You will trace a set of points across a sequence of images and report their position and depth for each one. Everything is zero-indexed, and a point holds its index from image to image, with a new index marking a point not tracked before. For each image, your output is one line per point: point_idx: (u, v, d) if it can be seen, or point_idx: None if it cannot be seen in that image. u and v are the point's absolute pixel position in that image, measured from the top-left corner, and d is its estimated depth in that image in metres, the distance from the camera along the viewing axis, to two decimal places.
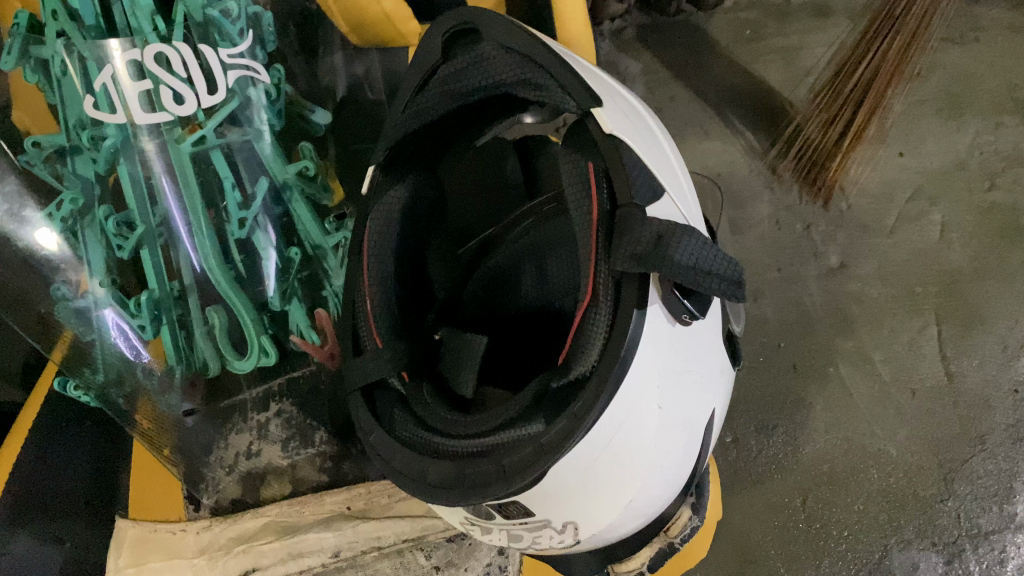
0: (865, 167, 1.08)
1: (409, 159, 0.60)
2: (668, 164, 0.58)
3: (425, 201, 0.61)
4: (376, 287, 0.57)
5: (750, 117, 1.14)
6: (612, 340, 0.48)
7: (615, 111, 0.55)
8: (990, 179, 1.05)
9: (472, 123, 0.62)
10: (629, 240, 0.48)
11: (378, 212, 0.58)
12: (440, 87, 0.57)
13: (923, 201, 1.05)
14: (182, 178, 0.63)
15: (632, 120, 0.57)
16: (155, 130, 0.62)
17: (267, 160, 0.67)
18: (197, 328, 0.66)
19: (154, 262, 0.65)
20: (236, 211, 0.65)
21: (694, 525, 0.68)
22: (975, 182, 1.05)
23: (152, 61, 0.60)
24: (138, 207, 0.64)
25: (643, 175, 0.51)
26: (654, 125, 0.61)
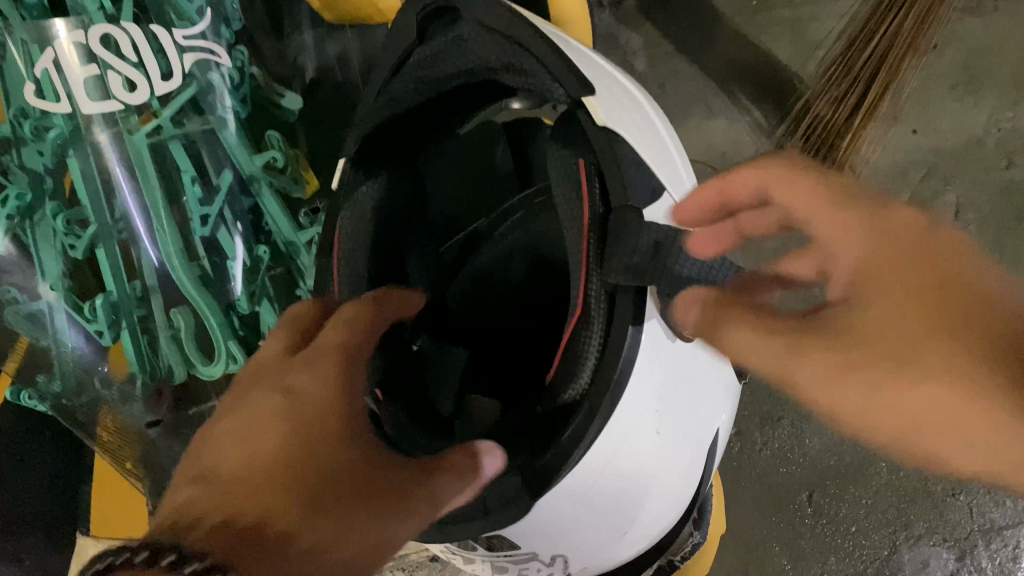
0: (877, 147, 0.97)
1: (383, 152, 0.54)
2: (667, 157, 0.52)
3: (404, 196, 0.55)
4: (346, 291, 0.51)
5: (756, 92, 1.03)
6: (605, 362, 0.43)
7: (609, 99, 0.49)
8: (1009, 157, 0.95)
9: (453, 112, 0.56)
10: (623, 248, 0.43)
11: (350, 210, 0.52)
12: (417, 73, 0.52)
13: (937, 181, 0.96)
14: (140, 171, 0.58)
15: (628, 110, 0.51)
16: (108, 119, 0.57)
17: (233, 150, 0.63)
18: (161, 333, 0.60)
19: (111, 262, 0.59)
20: (198, 207, 0.60)
21: (695, 541, 0.63)
22: (991, 161, 0.95)
23: (100, 45, 0.56)
24: (91, 203, 0.58)
25: (641, 175, 0.46)
26: (654, 116, 0.55)
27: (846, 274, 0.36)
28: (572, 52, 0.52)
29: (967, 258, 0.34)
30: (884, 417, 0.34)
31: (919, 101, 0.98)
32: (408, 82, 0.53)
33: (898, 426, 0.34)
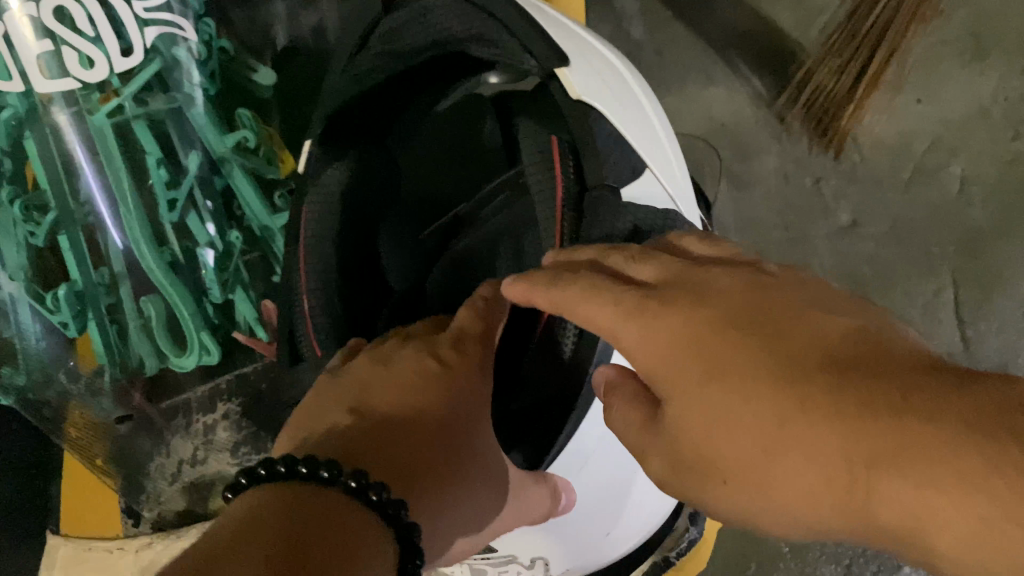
0: (879, 116, 0.80)
1: (353, 132, 0.51)
2: (652, 133, 0.50)
3: (375, 178, 0.52)
4: (314, 283, 0.48)
5: (755, 55, 0.85)
6: (582, 347, 0.42)
7: (589, 72, 0.46)
8: (1018, 126, 0.77)
9: (428, 88, 0.53)
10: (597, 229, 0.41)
11: (316, 195, 0.49)
12: (383, 46, 0.50)
13: (942, 152, 0.78)
14: (103, 153, 0.55)
15: (612, 85, 0.48)
16: (67, 97, 0.54)
17: (201, 130, 0.59)
18: (130, 323, 0.57)
19: (76, 248, 0.56)
20: (165, 192, 0.57)
21: (691, 538, 0.61)
22: (997, 130, 0.78)
23: (52, 18, 0.51)
24: (51, 187, 0.55)
25: (618, 152, 0.44)
26: (641, 91, 0.52)
27: (650, 377, 0.32)
28: (546, 20, 0.49)
29: (794, 319, 0.29)
30: (731, 506, 0.30)
31: (944, 61, 0.79)
32: (374, 56, 0.50)
33: (736, 510, 0.30)
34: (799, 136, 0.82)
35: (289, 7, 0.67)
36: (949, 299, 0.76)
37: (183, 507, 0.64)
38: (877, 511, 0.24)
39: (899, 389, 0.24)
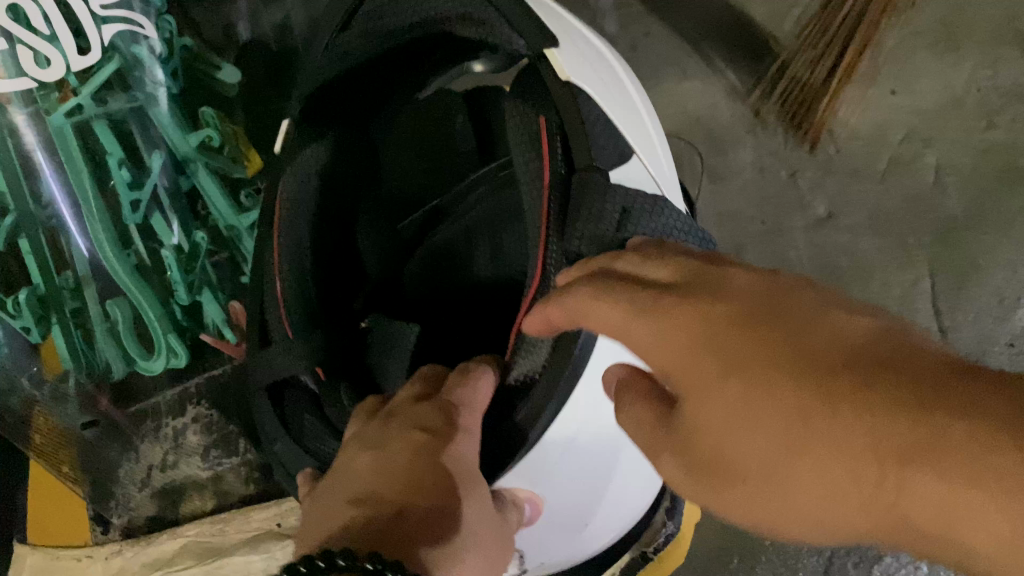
0: (855, 108, 0.80)
1: (329, 111, 0.50)
2: (641, 121, 0.46)
3: (352, 162, 0.51)
4: (287, 262, 0.47)
5: (732, 48, 0.85)
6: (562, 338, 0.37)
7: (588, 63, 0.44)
8: (989, 116, 0.77)
9: (408, 74, 0.52)
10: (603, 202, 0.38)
11: (291, 172, 0.49)
12: (364, 27, 0.48)
13: (916, 143, 0.78)
14: (63, 154, 0.53)
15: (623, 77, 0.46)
16: (23, 98, 0.52)
17: (164, 129, 0.58)
18: (97, 326, 0.58)
19: (37, 252, 0.55)
20: (128, 193, 0.56)
21: (670, 532, 0.61)
22: (969, 120, 0.78)
23: (6, 18, 0.48)
24: (9, 188, 0.53)
25: (606, 134, 0.42)
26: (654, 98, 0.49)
27: (662, 377, 0.28)
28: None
29: (818, 312, 0.24)
30: (747, 511, 0.25)
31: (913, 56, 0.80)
32: (355, 36, 0.49)
33: (746, 511, 0.25)
34: (774, 127, 0.81)
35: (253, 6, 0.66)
36: (927, 287, 0.75)
37: (154, 514, 0.62)
38: (913, 515, 0.20)
39: (932, 374, 0.20)
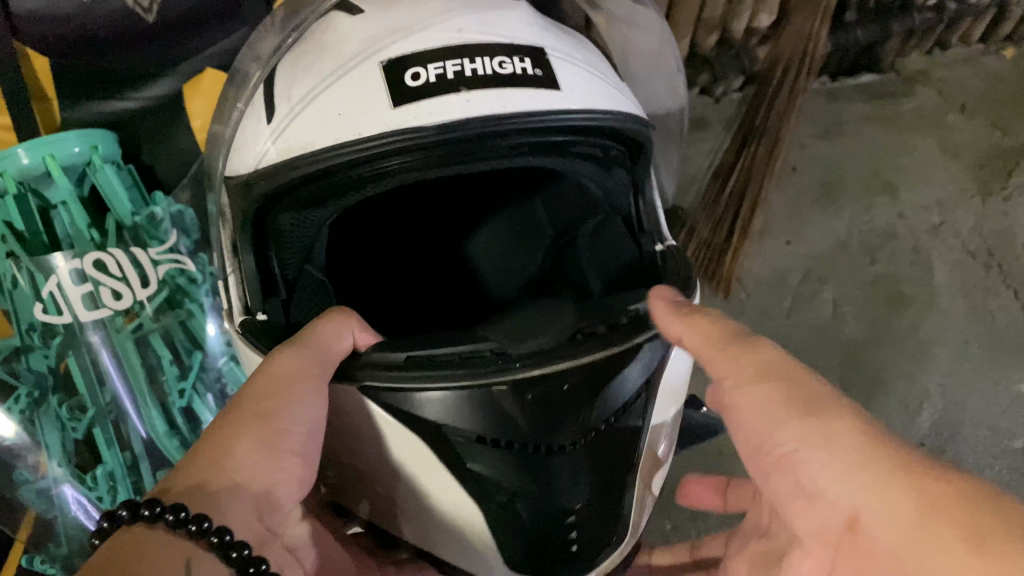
0: (756, 258, 1.24)
1: (95, 86, 0.76)
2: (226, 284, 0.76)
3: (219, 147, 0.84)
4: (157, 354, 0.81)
5: (701, 209, 1.22)
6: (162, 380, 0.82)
7: (539, 94, 0.58)
8: (871, 255, 1.26)
9: (195, 21, 0.76)
10: (475, 254, 0.78)
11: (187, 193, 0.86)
12: (168, 41, 0.76)
13: (815, 282, 1.23)
14: (127, 361, 0.74)
15: (589, 58, 0.67)
16: (99, 323, 0.72)
17: (201, 335, 0.79)
18: (151, 492, 0.73)
19: (107, 437, 0.72)
20: (176, 383, 0.76)
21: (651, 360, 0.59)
22: (858, 258, 1.25)
23: (93, 267, 0.71)
24: (88, 391, 0.72)
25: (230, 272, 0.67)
26: (619, 90, 0.67)
27: (861, 475, 0.43)
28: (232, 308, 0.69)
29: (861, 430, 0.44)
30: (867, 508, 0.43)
31: (792, 222, 1.28)
32: (159, 57, 0.77)
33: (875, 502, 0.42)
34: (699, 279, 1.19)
35: None
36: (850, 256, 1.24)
37: None
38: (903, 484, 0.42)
39: (868, 443, 0.43)
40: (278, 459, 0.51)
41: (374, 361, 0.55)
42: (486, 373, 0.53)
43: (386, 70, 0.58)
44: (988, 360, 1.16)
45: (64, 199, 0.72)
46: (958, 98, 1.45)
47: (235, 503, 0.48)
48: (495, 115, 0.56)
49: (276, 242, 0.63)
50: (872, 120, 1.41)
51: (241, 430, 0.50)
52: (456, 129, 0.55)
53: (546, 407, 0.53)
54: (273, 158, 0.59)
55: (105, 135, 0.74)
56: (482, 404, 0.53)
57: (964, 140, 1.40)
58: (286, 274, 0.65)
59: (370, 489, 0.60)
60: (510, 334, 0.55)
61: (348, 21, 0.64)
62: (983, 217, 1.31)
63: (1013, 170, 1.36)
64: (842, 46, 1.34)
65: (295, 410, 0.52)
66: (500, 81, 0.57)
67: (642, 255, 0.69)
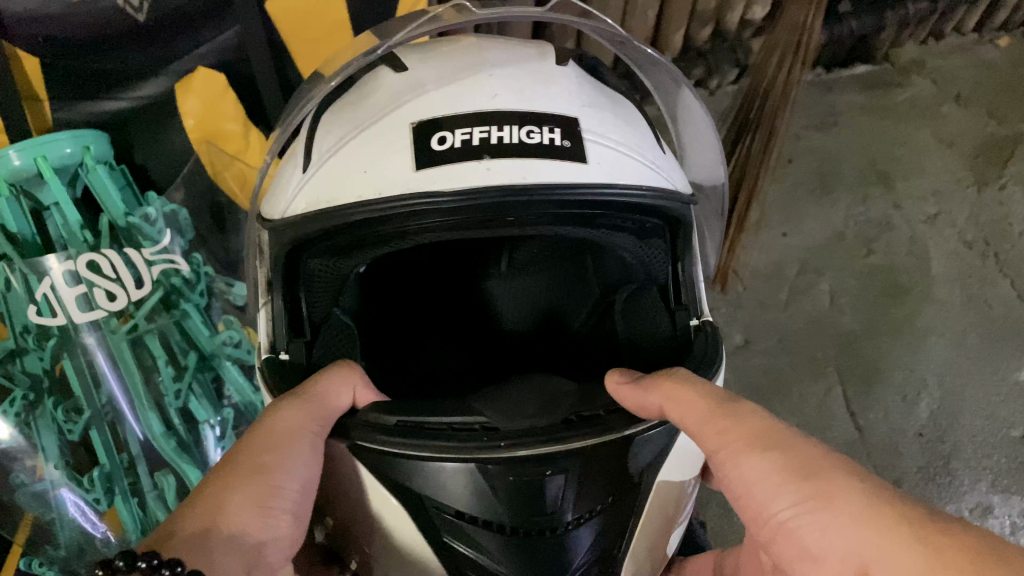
0: (754, 250, 1.24)
1: (86, 86, 0.76)
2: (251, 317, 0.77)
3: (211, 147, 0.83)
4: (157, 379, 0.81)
5: None
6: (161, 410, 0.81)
7: (559, 165, 0.58)
8: (867, 246, 1.25)
9: (186, 19, 0.76)
10: (504, 298, 0.82)
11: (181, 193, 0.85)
12: (159, 40, 0.76)
13: (811, 273, 1.22)
14: (122, 363, 0.73)
15: (628, 134, 0.65)
16: (94, 325, 0.72)
17: (196, 335, 0.79)
18: (148, 493, 0.73)
19: (103, 439, 0.72)
20: (172, 383, 0.76)
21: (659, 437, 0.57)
22: (854, 250, 1.25)
23: (86, 268, 0.71)
24: (84, 393, 0.72)
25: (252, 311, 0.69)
26: (649, 163, 0.64)
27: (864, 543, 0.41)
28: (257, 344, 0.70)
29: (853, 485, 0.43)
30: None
31: (788, 215, 1.28)
32: (150, 56, 0.76)
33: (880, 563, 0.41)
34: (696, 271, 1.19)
35: (255, 236, 0.88)
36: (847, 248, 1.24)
37: None
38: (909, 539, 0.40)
39: (870, 500, 0.42)
40: (267, 516, 0.50)
41: (366, 423, 0.56)
42: (464, 449, 0.53)
43: (413, 130, 0.59)
44: (985, 349, 1.16)
45: (56, 199, 0.72)
46: (952, 87, 1.45)
47: (225, 550, 0.47)
48: (513, 185, 0.56)
49: (307, 283, 0.67)
50: (866, 111, 1.40)
51: (234, 484, 0.50)
52: (474, 197, 0.55)
53: (522, 492, 0.52)
54: (301, 206, 0.62)
55: (95, 135, 0.73)
56: (456, 480, 0.53)
57: (958, 129, 1.40)
58: (313, 317, 0.68)
59: (358, 551, 0.60)
60: (508, 407, 0.56)
61: (392, 76, 0.66)
62: (979, 207, 1.31)
63: (1009, 159, 1.36)
64: (837, 37, 1.33)
65: (292, 467, 0.53)
66: (522, 152, 0.57)
67: (677, 332, 0.68)
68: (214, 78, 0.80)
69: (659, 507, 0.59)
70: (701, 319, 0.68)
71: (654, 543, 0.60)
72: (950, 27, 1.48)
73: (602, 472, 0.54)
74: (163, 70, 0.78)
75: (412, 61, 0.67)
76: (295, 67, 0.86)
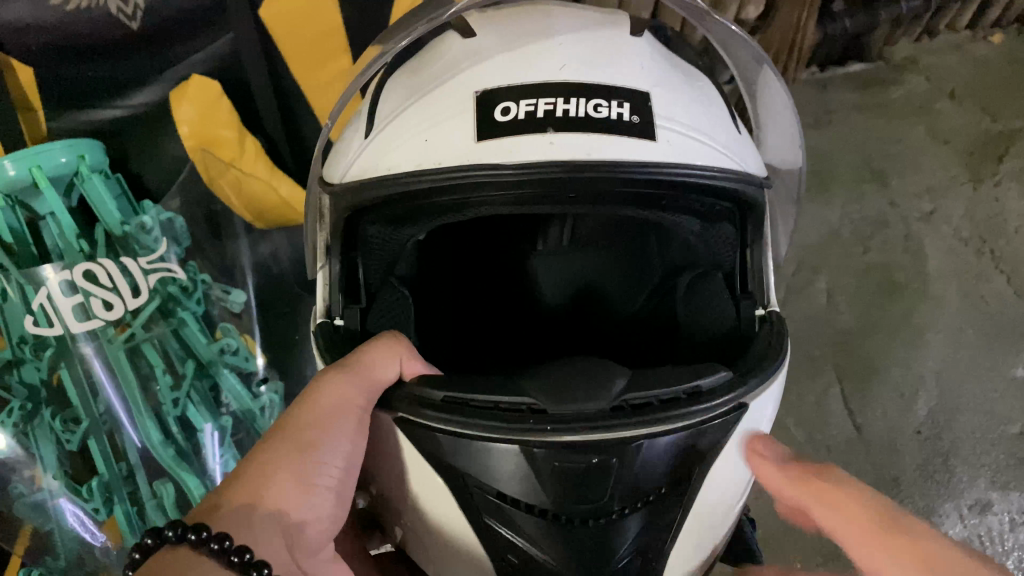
0: None
1: (76, 95, 0.75)
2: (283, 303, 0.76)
3: (208, 151, 0.81)
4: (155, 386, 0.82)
5: None
6: None
7: (627, 143, 0.57)
8: (863, 244, 1.26)
9: (179, 26, 0.76)
10: (547, 272, 0.82)
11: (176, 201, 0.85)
12: (152, 49, 0.76)
13: (808, 272, 1.23)
14: (121, 372, 0.73)
15: (701, 115, 0.64)
16: (91, 334, 0.72)
17: (195, 344, 0.79)
18: (148, 502, 0.73)
19: (102, 449, 0.72)
20: (170, 392, 0.76)
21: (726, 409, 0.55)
22: (851, 248, 1.25)
23: (83, 278, 0.71)
24: (82, 403, 0.72)
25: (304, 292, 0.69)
26: (717, 142, 0.64)
27: None
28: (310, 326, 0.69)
29: None
30: None
31: None
32: (143, 63, 0.76)
33: None
34: None
35: (252, 241, 0.88)
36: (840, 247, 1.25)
37: None
38: None
39: None
40: (307, 494, 0.52)
41: (416, 398, 0.55)
42: (509, 432, 0.51)
43: (478, 99, 0.60)
44: (982, 345, 1.17)
45: (51, 210, 0.72)
46: (946, 83, 1.46)
47: (261, 527, 0.49)
48: (576, 162, 0.56)
49: (365, 249, 0.67)
50: (860, 109, 1.41)
51: (277, 462, 0.51)
52: (536, 171, 0.56)
53: (568, 478, 0.51)
54: (358, 170, 0.63)
55: (91, 145, 0.73)
56: (505, 463, 0.52)
57: (952, 126, 1.40)
58: (370, 284, 0.68)
59: (400, 521, 0.60)
60: (557, 384, 0.53)
61: (456, 44, 0.66)
62: (974, 203, 1.31)
63: (1004, 155, 1.36)
64: (831, 36, 1.34)
65: (332, 443, 0.54)
66: (587, 126, 0.57)
67: (741, 320, 0.68)
68: (209, 86, 0.79)
69: (713, 504, 0.57)
70: (767, 308, 0.67)
71: (708, 539, 0.58)
72: (943, 23, 1.49)
73: (660, 457, 0.52)
74: (154, 78, 0.78)
75: (482, 28, 0.68)
76: (290, 72, 0.86)
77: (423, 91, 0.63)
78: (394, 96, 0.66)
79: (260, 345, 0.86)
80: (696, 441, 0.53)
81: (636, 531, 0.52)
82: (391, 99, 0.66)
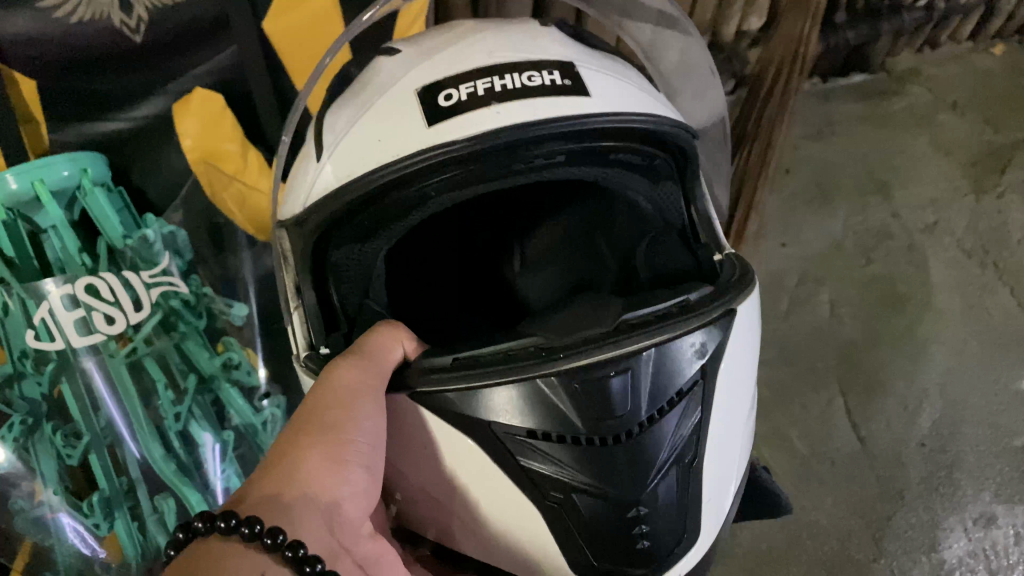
0: (753, 261, 1.24)
1: (77, 107, 0.75)
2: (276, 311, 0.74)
3: (212, 163, 0.81)
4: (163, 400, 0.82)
5: None
6: None
7: (576, 102, 0.58)
8: (867, 256, 1.25)
9: (184, 38, 0.76)
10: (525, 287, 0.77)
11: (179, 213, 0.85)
12: (156, 61, 0.76)
13: (811, 284, 1.22)
14: (122, 387, 0.73)
15: (626, 76, 0.66)
16: (92, 349, 0.72)
17: (196, 359, 0.78)
18: (149, 517, 0.72)
19: (103, 464, 0.72)
20: (172, 407, 0.75)
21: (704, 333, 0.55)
22: (854, 259, 1.25)
23: (84, 292, 0.70)
24: (82, 417, 0.71)
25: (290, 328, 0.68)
26: (650, 95, 0.65)
27: None
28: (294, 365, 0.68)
29: None
30: None
31: (785, 225, 1.28)
32: (146, 75, 0.76)
33: None
34: None
35: (254, 253, 0.88)
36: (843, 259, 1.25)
37: None
38: None
39: None
40: (342, 473, 0.53)
41: (422, 367, 0.55)
42: (521, 369, 0.52)
43: (422, 91, 0.59)
44: (986, 358, 1.16)
45: (53, 223, 0.71)
46: (948, 95, 1.45)
47: (300, 512, 0.50)
48: (525, 121, 0.55)
49: (335, 275, 0.66)
50: (862, 120, 1.41)
51: (307, 448, 0.52)
52: (489, 140, 0.55)
53: (589, 395, 0.51)
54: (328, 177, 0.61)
55: (93, 158, 0.73)
56: (522, 403, 0.51)
57: (955, 137, 1.40)
58: (347, 308, 0.67)
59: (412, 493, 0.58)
60: (555, 332, 0.55)
61: (388, 60, 0.66)
62: (977, 214, 1.31)
63: (1006, 166, 1.36)
64: (833, 48, 1.34)
65: (361, 421, 0.53)
66: (533, 94, 0.57)
67: (701, 266, 0.67)
68: (210, 97, 0.79)
69: (725, 432, 0.57)
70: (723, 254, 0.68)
71: (728, 459, 0.58)
72: (944, 35, 1.49)
73: (663, 370, 0.53)
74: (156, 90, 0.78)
75: (404, 44, 0.68)
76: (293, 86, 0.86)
77: (367, 102, 0.63)
78: (335, 115, 0.65)
79: (262, 359, 0.86)
80: (687, 351, 0.54)
81: (671, 434, 0.52)
82: (334, 119, 0.65)
